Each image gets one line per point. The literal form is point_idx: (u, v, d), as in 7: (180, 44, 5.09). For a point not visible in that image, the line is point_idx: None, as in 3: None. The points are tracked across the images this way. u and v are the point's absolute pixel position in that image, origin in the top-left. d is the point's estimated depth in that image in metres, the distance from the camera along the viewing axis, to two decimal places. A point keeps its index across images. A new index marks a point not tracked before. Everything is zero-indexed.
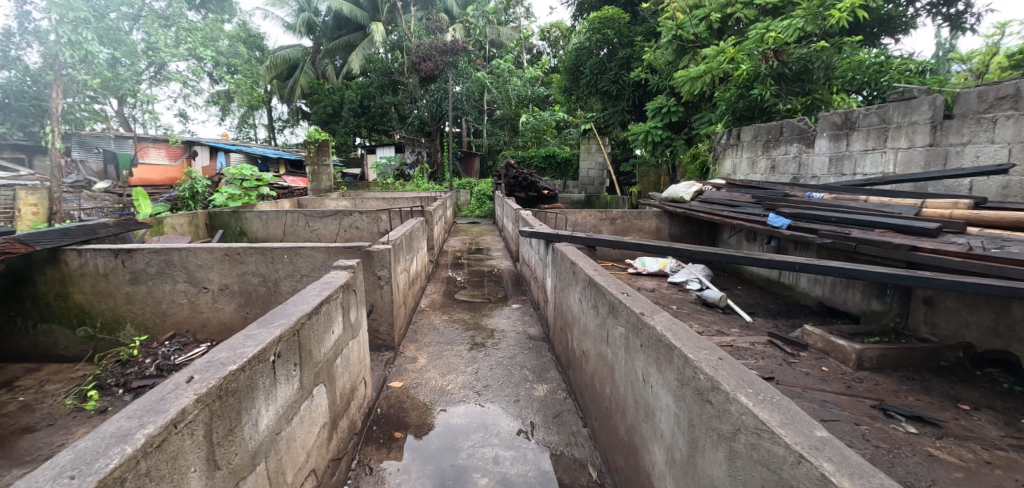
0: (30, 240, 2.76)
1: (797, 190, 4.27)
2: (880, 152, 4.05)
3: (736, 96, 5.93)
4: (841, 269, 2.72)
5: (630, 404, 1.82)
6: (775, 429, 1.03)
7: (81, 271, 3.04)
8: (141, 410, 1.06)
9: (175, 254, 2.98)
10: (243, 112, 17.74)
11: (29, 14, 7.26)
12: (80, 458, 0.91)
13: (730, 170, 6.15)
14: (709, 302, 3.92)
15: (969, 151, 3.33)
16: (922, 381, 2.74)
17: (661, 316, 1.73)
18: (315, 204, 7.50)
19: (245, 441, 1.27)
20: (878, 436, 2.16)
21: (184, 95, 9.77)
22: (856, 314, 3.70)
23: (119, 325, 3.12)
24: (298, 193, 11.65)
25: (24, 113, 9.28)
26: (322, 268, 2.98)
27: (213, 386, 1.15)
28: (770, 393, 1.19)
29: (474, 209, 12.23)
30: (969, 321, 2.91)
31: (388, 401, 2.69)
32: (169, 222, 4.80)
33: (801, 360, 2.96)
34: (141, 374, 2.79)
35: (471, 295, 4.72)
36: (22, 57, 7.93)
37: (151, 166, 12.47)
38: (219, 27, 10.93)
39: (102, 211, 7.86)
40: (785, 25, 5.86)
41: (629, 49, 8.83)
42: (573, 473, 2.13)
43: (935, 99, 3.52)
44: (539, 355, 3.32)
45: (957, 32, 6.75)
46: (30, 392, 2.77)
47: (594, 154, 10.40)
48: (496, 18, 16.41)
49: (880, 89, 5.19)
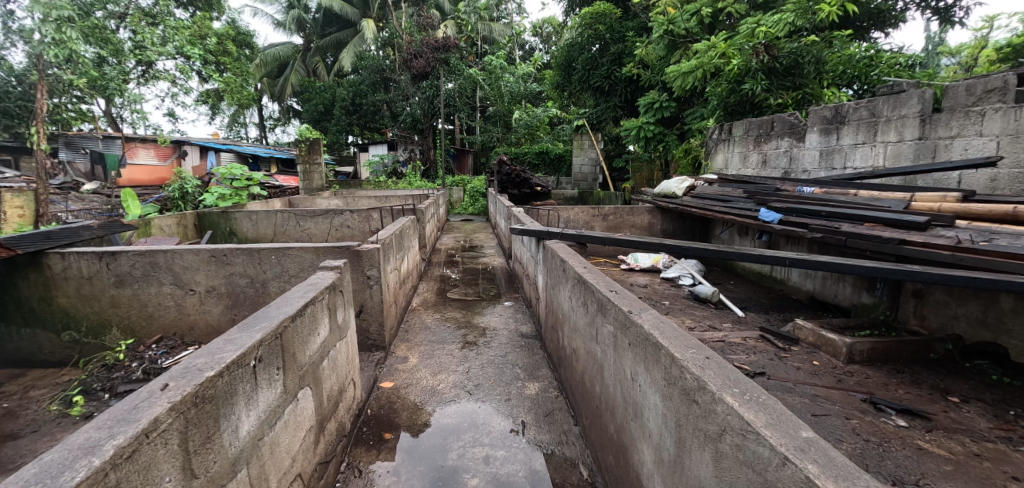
0: (12, 242, 2.70)
1: (788, 184, 4.29)
2: (870, 146, 4.06)
3: (727, 91, 5.93)
4: (832, 264, 2.72)
5: (619, 403, 1.81)
6: (759, 430, 1.02)
7: (64, 275, 2.97)
8: (111, 420, 1.03)
9: (161, 256, 2.94)
10: (233, 111, 17.62)
11: (13, 13, 7.16)
12: (47, 471, 0.89)
13: (722, 164, 6.17)
14: (700, 297, 3.95)
15: (958, 144, 3.34)
16: (912, 374, 2.76)
17: (649, 314, 1.71)
18: (307, 203, 7.44)
19: (224, 448, 1.25)
20: (868, 430, 2.17)
21: (172, 95, 9.51)
22: (846, 307, 3.73)
23: (105, 329, 3.07)
24: (290, 192, 11.59)
25: (8, 113, 9.20)
26: (310, 269, 2.94)
27: (188, 393, 1.13)
28: (756, 393, 1.18)
29: (468, 207, 12.18)
30: (957, 313, 2.94)
31: (378, 402, 2.67)
32: (156, 223, 4.74)
33: (793, 354, 2.97)
34: (128, 378, 2.77)
35: (463, 294, 4.69)
36: (6, 57, 7.81)
37: (139, 167, 12.25)
38: (208, 24, 10.70)
39: (89, 214, 7.78)
40: (775, 19, 5.91)
41: (620, 45, 8.83)
42: (564, 472, 2.12)
43: (924, 93, 3.54)
44: (531, 354, 3.29)
45: (946, 25, 6.80)
46: (15, 398, 2.73)
47: (586, 149, 10.36)
48: (487, 14, 16.33)
49: (869, 82, 5.22)
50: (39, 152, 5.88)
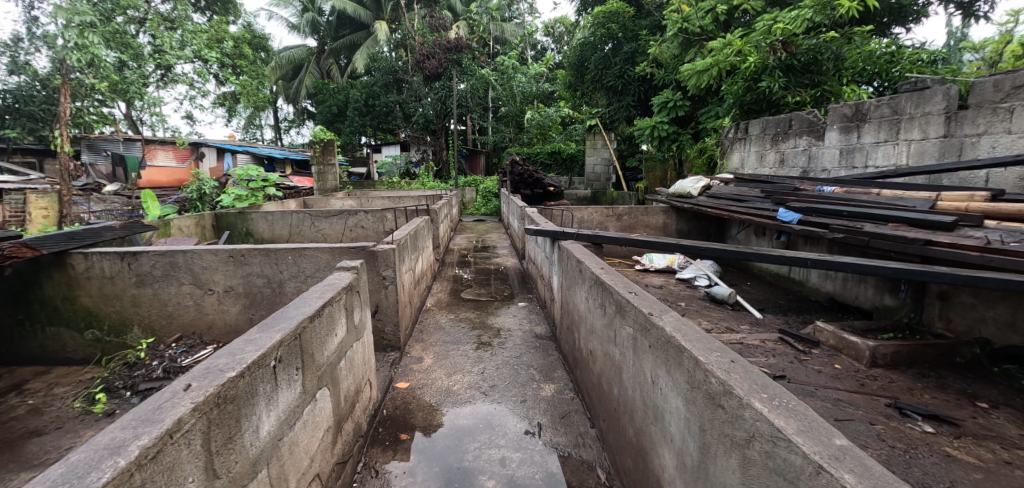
0: (37, 243, 2.76)
1: (807, 184, 4.19)
2: (892, 144, 3.96)
3: (743, 89, 5.81)
4: (855, 266, 2.64)
5: (638, 406, 1.78)
6: (791, 437, 0.99)
7: (87, 274, 3.03)
8: (135, 420, 1.04)
9: (180, 256, 2.98)
10: (250, 114, 17.92)
11: (37, 19, 7.36)
12: (72, 472, 0.89)
13: (738, 164, 6.07)
14: (717, 299, 3.87)
15: (985, 142, 3.24)
16: (939, 378, 2.68)
17: (670, 316, 1.68)
18: (321, 204, 7.52)
19: (245, 449, 1.25)
20: (893, 436, 2.10)
21: (190, 97, 9.62)
22: (868, 309, 3.64)
23: (126, 328, 3.12)
24: (305, 192, 11.72)
25: (32, 116, 9.52)
26: (326, 269, 2.96)
27: (211, 394, 1.14)
28: (786, 398, 1.14)
29: (480, 207, 12.22)
30: (985, 316, 2.84)
31: (394, 402, 2.68)
32: (175, 223, 4.81)
33: (813, 357, 2.91)
34: (148, 377, 2.81)
35: (477, 294, 4.69)
36: (30, 61, 8.10)
37: (157, 170, 12.51)
38: (224, 28, 10.85)
39: (111, 215, 7.96)
40: (793, 16, 5.73)
41: (634, 44, 8.74)
42: (581, 475, 2.09)
43: (949, 89, 3.43)
44: (546, 355, 3.28)
45: (969, 19, 6.64)
46: (39, 395, 2.79)
47: (599, 150, 10.04)
48: (499, 14, 16.33)
49: (891, 79, 5.13)
50: (63, 155, 6.01)
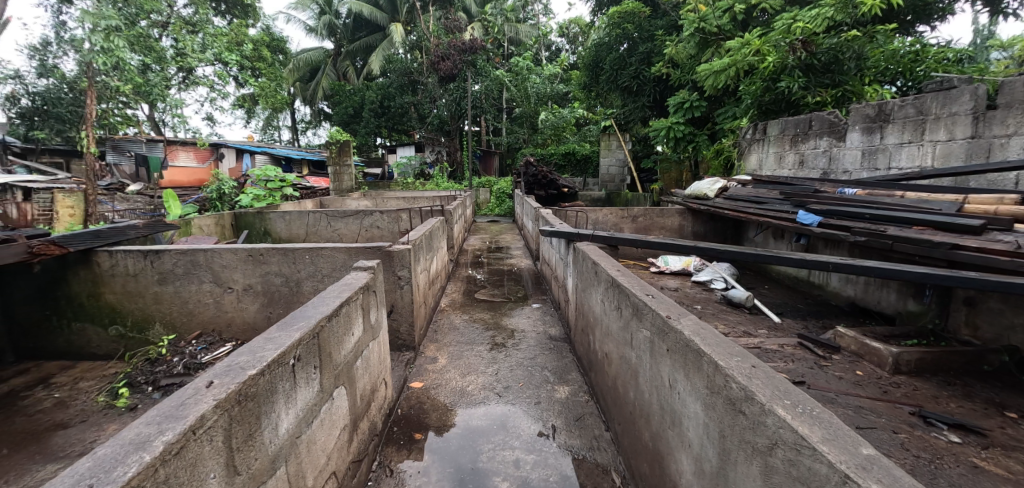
0: (64, 241, 2.84)
1: (828, 185, 4.10)
2: (917, 145, 3.86)
3: (762, 90, 5.72)
4: (879, 270, 2.57)
5: (655, 410, 1.76)
6: (816, 445, 0.97)
7: (112, 272, 3.11)
8: (159, 416, 1.06)
9: (201, 255, 3.04)
10: (268, 115, 18.23)
11: (65, 23, 7.61)
12: (99, 466, 0.91)
13: (756, 165, 5.97)
14: (734, 302, 3.81)
15: (1014, 143, 3.14)
16: (965, 386, 2.60)
17: (688, 319, 1.66)
18: (338, 204, 7.61)
19: (264, 445, 1.27)
20: (918, 445, 2.04)
21: (210, 99, 9.82)
22: (891, 315, 3.55)
23: (148, 325, 3.19)
24: (321, 193, 11.89)
25: (59, 118, 9.83)
26: (342, 268, 3.00)
27: (232, 391, 1.16)
28: (809, 405, 1.12)
29: (494, 207, 12.26)
30: (1014, 323, 2.74)
31: (409, 401, 2.69)
32: (196, 222, 4.92)
33: (833, 362, 2.84)
34: (169, 372, 2.87)
35: (491, 294, 4.71)
36: (58, 65, 8.35)
37: (178, 170, 12.80)
38: (244, 31, 11.04)
39: (135, 214, 8.16)
40: (813, 14, 5.63)
41: (649, 44, 8.65)
42: (596, 478, 2.08)
43: (977, 89, 3.33)
44: (559, 357, 3.26)
45: (997, 17, 6.43)
46: (65, 389, 2.88)
47: (614, 150, 9.98)
48: (514, 15, 16.32)
49: (914, 78, 5.01)
50: (89, 155, 6.18)
